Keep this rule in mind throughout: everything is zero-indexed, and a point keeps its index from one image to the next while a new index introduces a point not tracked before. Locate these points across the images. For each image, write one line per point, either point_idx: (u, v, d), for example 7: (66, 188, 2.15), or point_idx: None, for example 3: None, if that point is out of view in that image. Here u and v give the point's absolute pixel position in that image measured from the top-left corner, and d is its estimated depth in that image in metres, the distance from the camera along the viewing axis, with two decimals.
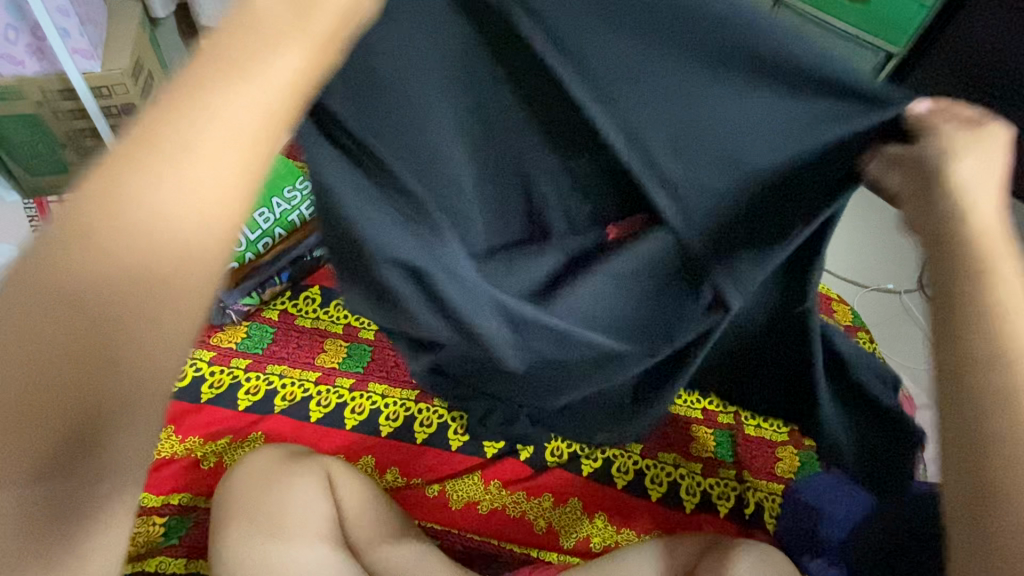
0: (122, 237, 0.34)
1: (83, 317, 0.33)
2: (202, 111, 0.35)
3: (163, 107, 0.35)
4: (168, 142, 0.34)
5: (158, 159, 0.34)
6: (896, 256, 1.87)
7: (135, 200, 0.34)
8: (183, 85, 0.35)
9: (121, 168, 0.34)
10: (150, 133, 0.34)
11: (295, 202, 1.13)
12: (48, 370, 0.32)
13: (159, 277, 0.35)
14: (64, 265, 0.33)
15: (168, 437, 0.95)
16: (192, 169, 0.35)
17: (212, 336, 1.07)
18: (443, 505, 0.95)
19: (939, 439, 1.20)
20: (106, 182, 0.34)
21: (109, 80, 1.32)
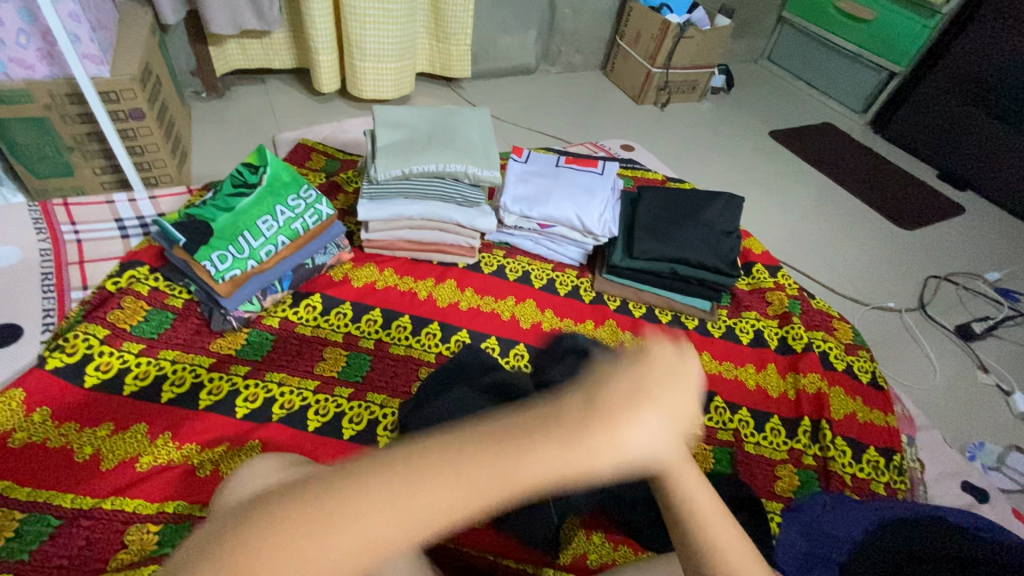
0: (410, 496, 0.40)
1: (364, 544, 0.39)
2: (527, 467, 0.40)
3: (519, 449, 0.41)
4: (474, 472, 0.40)
5: (471, 471, 0.40)
6: (892, 276, 1.90)
7: (344, 511, 0.39)
8: (544, 437, 0.41)
9: (456, 458, 0.41)
10: (492, 458, 0.41)
11: (299, 210, 1.11)
12: (326, 558, 0.38)
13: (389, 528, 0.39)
14: (391, 496, 0.40)
15: (164, 443, 0.93)
16: (477, 491, 0.40)
17: (213, 343, 1.08)
18: None
19: (942, 460, 1.19)
20: (443, 462, 0.40)
21: (117, 84, 1.33)
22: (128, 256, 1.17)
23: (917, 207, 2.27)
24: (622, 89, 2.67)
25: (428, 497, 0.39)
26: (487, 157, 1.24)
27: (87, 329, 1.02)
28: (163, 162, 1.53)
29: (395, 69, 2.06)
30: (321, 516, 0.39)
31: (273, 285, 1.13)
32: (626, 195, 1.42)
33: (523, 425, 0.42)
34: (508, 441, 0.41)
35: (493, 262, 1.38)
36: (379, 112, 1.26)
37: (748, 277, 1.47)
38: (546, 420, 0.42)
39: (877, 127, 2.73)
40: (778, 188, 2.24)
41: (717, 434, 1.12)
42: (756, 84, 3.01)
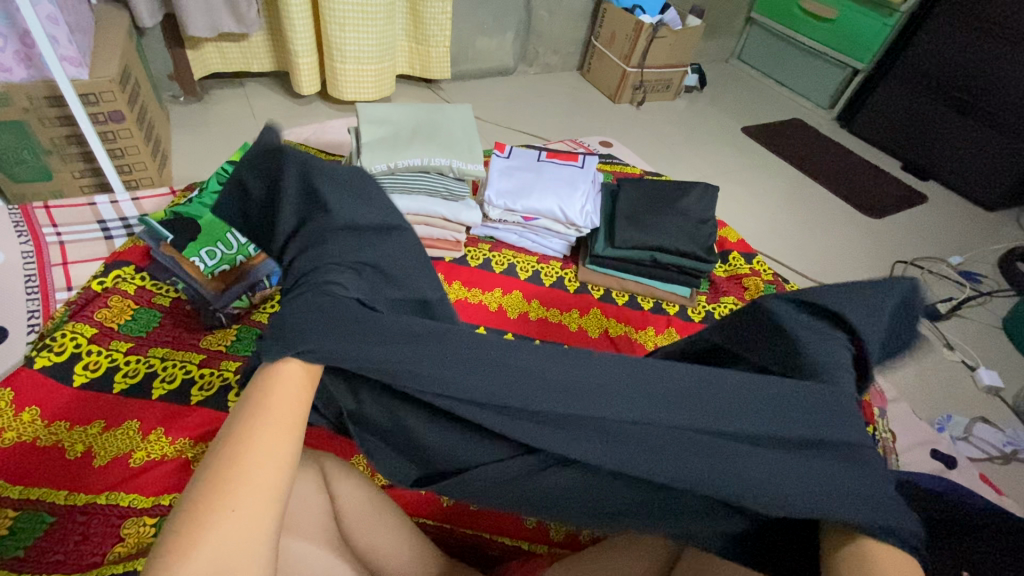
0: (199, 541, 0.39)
1: None
2: (248, 456, 0.43)
3: (239, 445, 0.43)
4: (225, 485, 0.41)
5: (226, 488, 0.41)
6: (862, 262, 1.98)
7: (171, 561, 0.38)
8: (238, 431, 0.44)
9: (206, 488, 0.41)
10: (224, 466, 0.42)
11: None
12: None
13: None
14: (173, 542, 0.39)
15: (156, 439, 0.93)
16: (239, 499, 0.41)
17: (202, 339, 1.08)
18: (434, 501, 0.93)
19: (911, 430, 1.25)
20: (199, 498, 0.40)
21: (96, 86, 1.32)
22: (113, 256, 1.16)
23: (883, 197, 2.37)
24: (599, 89, 2.73)
25: (210, 532, 0.39)
26: (472, 152, 1.27)
27: (74, 328, 1.02)
28: (143, 164, 1.53)
29: (376, 70, 2.08)
30: None
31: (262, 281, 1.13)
32: (607, 187, 1.46)
33: (247, 429, 0.44)
34: (250, 441, 0.43)
35: (478, 255, 1.41)
36: (363, 110, 1.28)
37: (725, 265, 1.52)
38: (248, 423, 0.45)
39: (843, 122, 2.85)
40: (751, 181, 2.32)
41: None
42: (728, 82, 3.10)
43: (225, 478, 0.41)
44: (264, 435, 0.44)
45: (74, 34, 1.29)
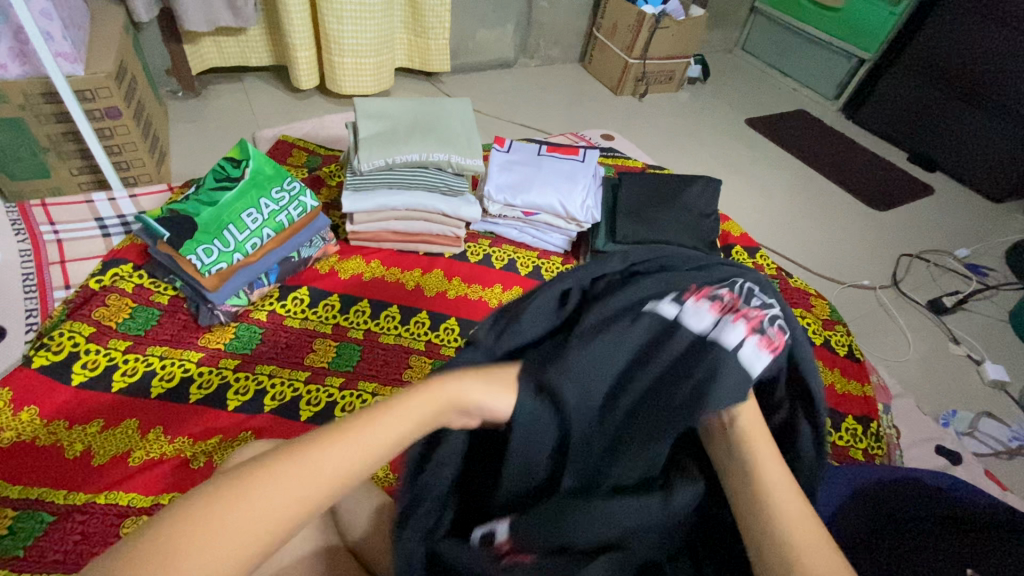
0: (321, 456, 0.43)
1: (283, 487, 0.41)
2: (395, 413, 0.47)
3: (409, 402, 0.49)
4: (366, 422, 0.46)
5: (367, 425, 0.46)
6: (866, 255, 1.96)
7: (292, 459, 0.42)
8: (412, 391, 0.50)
9: (355, 419, 0.46)
10: (383, 410, 0.47)
11: (283, 203, 1.11)
12: (268, 496, 0.40)
13: (294, 490, 0.41)
14: (306, 443, 0.44)
15: (156, 437, 0.93)
16: (366, 446, 0.45)
17: (200, 337, 1.08)
18: None
19: (917, 427, 1.23)
20: (348, 420, 0.46)
21: (92, 83, 1.31)
22: (111, 254, 1.16)
23: (888, 188, 2.35)
24: (600, 81, 2.70)
25: (332, 453, 0.43)
26: (471, 146, 1.25)
27: (72, 327, 1.01)
28: (141, 161, 1.52)
29: (375, 63, 2.06)
30: (239, 491, 0.40)
31: (258, 279, 1.13)
32: (608, 181, 1.45)
33: (410, 397, 0.49)
34: (410, 408, 0.48)
35: (478, 251, 1.40)
36: (360, 104, 1.26)
37: (728, 259, 1.51)
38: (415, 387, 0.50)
39: (848, 112, 2.81)
40: (755, 174, 2.29)
41: None
42: (731, 73, 3.06)
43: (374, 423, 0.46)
44: (414, 403, 0.49)
45: (69, 29, 1.28)
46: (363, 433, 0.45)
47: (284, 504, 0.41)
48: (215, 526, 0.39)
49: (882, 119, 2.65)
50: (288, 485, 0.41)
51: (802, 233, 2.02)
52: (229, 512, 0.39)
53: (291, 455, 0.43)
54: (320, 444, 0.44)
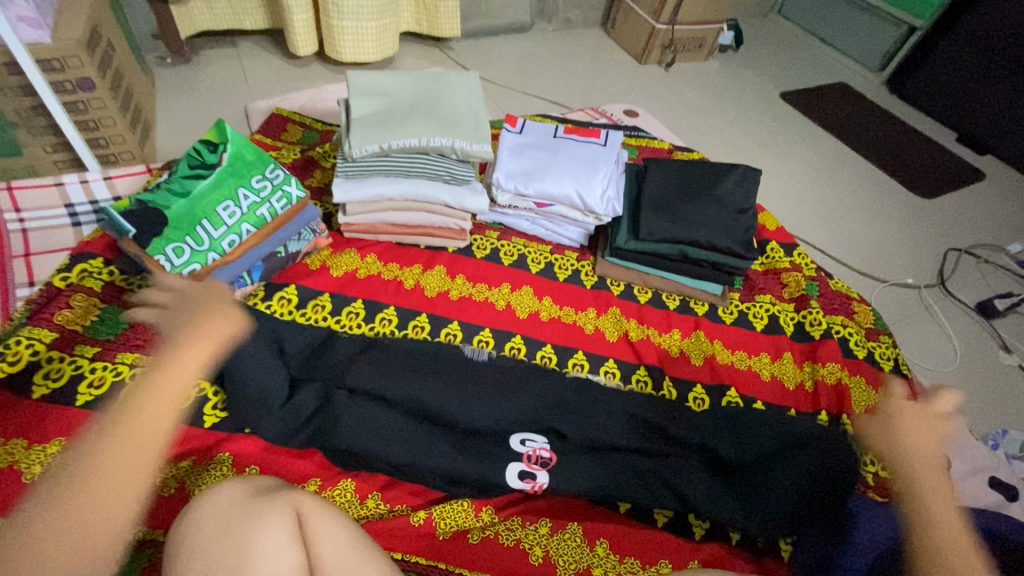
0: (112, 437, 0.59)
1: (103, 467, 0.57)
2: (162, 379, 0.65)
3: (153, 385, 0.64)
4: (133, 403, 0.61)
5: (134, 405, 0.61)
6: (910, 249, 1.79)
7: (96, 453, 0.58)
8: (145, 376, 0.64)
9: (124, 408, 0.61)
10: (148, 396, 0.63)
11: (265, 193, 0.99)
12: (95, 481, 0.56)
13: (106, 473, 0.57)
14: (88, 448, 0.58)
15: None
16: (150, 409, 0.62)
17: None
18: (428, 534, 0.84)
19: (967, 455, 1.11)
20: (114, 412, 0.61)
21: (60, 50, 1.18)
22: (79, 247, 1.05)
23: (936, 173, 2.15)
24: (624, 48, 2.49)
25: (127, 424, 0.60)
26: (477, 129, 1.11)
27: (30, 334, 0.92)
28: (121, 137, 1.39)
29: (378, 28, 1.88)
30: (72, 489, 0.56)
31: (304, 232, 1.10)
32: (632, 168, 1.30)
33: (147, 377, 0.64)
34: (154, 383, 0.64)
35: (485, 244, 1.27)
36: (354, 78, 1.12)
37: (763, 257, 1.36)
38: (153, 373, 0.65)
39: (893, 87, 2.57)
40: (790, 155, 2.11)
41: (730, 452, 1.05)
42: (767, 41, 2.81)
43: (152, 404, 0.62)
44: (161, 374, 0.65)
45: None
46: (140, 412, 0.61)
47: (109, 474, 0.57)
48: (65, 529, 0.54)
49: (932, 95, 2.42)
50: (112, 465, 0.58)
51: (840, 223, 1.85)
52: (82, 493, 0.56)
53: (94, 450, 0.58)
54: (106, 434, 0.59)
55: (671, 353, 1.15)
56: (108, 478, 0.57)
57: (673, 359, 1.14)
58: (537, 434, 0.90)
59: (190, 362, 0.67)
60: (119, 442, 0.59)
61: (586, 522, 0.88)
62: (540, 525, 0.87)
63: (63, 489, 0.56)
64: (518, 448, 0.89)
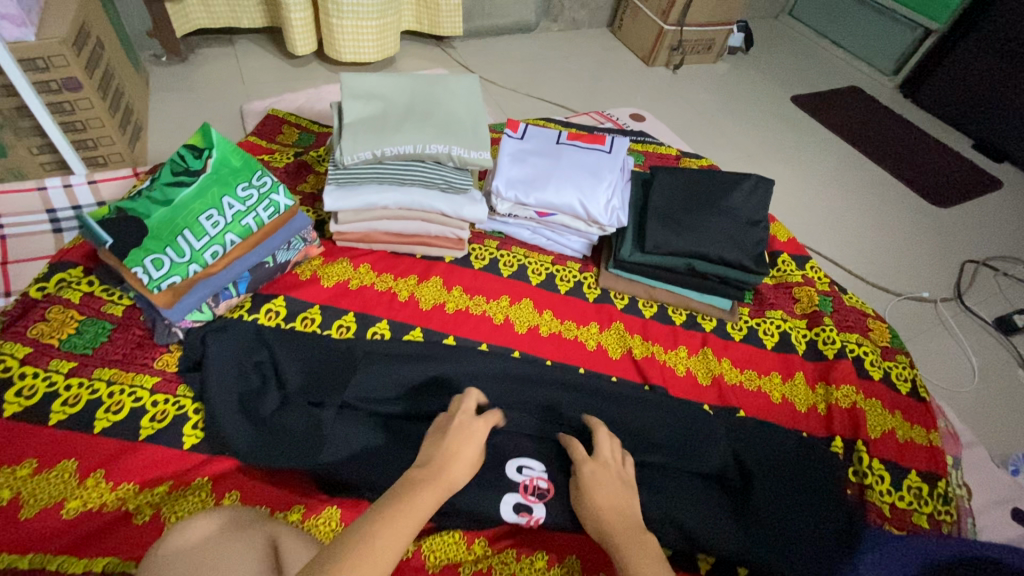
0: (421, 504, 0.63)
1: (386, 522, 0.59)
2: (460, 467, 0.71)
3: (436, 470, 0.69)
4: (413, 485, 0.65)
5: (419, 484, 0.65)
6: (925, 261, 1.73)
7: (390, 513, 0.60)
8: (422, 466, 0.69)
9: (410, 485, 0.65)
10: (424, 475, 0.67)
11: (251, 202, 0.94)
12: (376, 537, 0.56)
13: (385, 529, 0.58)
14: (392, 509, 0.61)
15: (95, 484, 0.79)
16: (420, 487, 0.65)
17: (157, 358, 0.93)
18: (417, 568, 0.79)
19: (989, 485, 1.05)
20: (400, 489, 0.64)
21: (44, 49, 1.13)
22: (58, 256, 1.01)
23: (952, 181, 2.08)
24: (630, 50, 2.43)
25: (401, 496, 0.63)
26: (476, 135, 1.06)
27: (3, 348, 0.87)
28: (110, 139, 1.34)
29: (378, 27, 1.83)
30: (358, 539, 0.56)
31: (294, 242, 1.05)
32: (638, 176, 1.24)
33: (418, 468, 0.69)
34: (436, 469, 0.69)
35: (484, 255, 1.22)
36: (348, 80, 1.07)
37: (774, 270, 1.30)
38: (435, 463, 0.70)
39: (906, 91, 2.51)
40: (800, 161, 2.05)
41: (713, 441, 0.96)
42: (778, 43, 2.75)
43: (419, 481, 0.67)
44: (453, 465, 0.71)
45: None
46: (411, 489, 0.65)
47: (389, 533, 0.58)
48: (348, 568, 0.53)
49: (947, 100, 2.36)
50: (387, 529, 0.58)
51: (852, 232, 1.79)
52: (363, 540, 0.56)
53: (378, 513, 0.60)
54: (389, 509, 0.61)
55: (677, 372, 1.10)
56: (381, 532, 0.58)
57: (679, 378, 1.09)
58: (534, 462, 0.85)
59: (461, 475, 0.71)
60: (404, 506, 0.62)
61: (586, 556, 0.83)
62: (537, 560, 0.81)
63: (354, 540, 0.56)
64: (515, 477, 0.83)
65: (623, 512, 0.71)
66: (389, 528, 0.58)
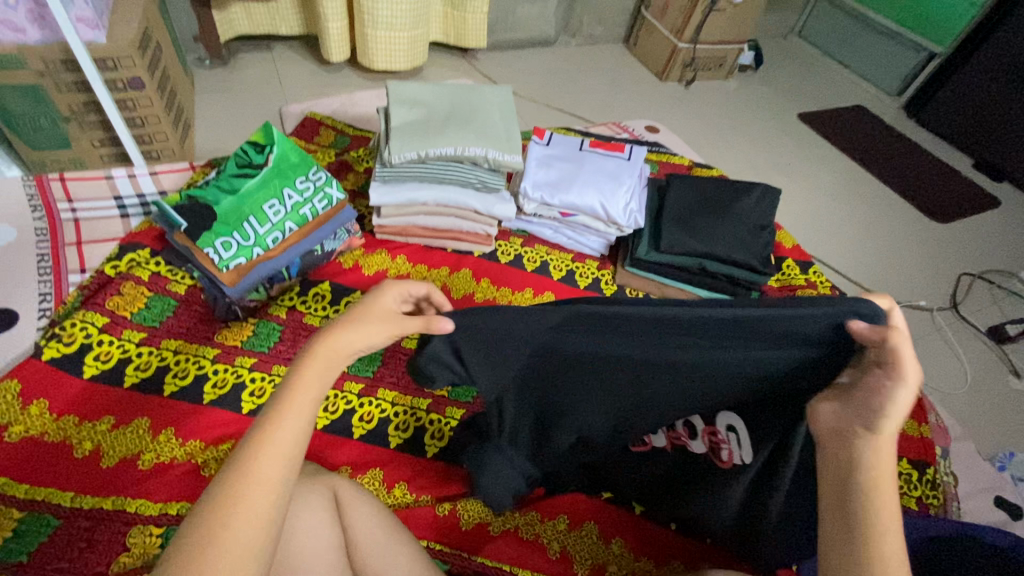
0: (300, 429, 0.51)
1: (266, 467, 0.48)
2: (346, 348, 0.57)
3: (319, 361, 0.55)
4: (291, 396, 0.52)
5: (295, 397, 0.52)
6: (924, 272, 1.82)
7: (261, 447, 0.49)
8: (305, 360, 0.55)
9: (279, 402, 0.52)
10: (312, 375, 0.54)
11: (307, 194, 1.04)
12: (250, 487, 0.47)
13: (261, 479, 0.47)
14: (263, 445, 0.49)
15: (166, 439, 0.89)
16: (303, 396, 0.52)
17: (217, 333, 1.02)
18: (451, 524, 0.88)
19: (974, 475, 1.14)
20: (269, 408, 0.51)
21: (114, 50, 1.24)
22: (128, 238, 1.12)
23: (951, 197, 2.18)
24: (645, 64, 2.54)
25: (285, 417, 0.51)
26: (509, 140, 1.16)
27: (84, 318, 0.97)
28: (165, 135, 1.46)
29: (410, 37, 1.94)
30: (221, 502, 0.46)
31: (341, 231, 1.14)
32: (655, 182, 1.34)
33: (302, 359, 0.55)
34: (324, 359, 0.55)
35: (509, 251, 1.32)
36: (393, 87, 1.17)
37: (779, 274, 1.39)
38: (324, 350, 0.56)
39: (910, 111, 2.61)
40: (805, 174, 2.14)
41: None
42: (785, 62, 2.86)
43: (305, 377, 0.53)
44: (348, 348, 0.57)
45: None
46: (293, 402, 0.52)
47: (272, 475, 0.48)
48: (215, 544, 0.44)
49: (949, 120, 2.45)
50: (261, 473, 0.47)
51: (854, 242, 1.88)
52: (238, 497, 0.46)
53: (251, 447, 0.48)
54: (263, 438, 0.49)
55: None
56: (256, 475, 0.47)
57: None
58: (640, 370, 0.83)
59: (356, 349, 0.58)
60: (274, 435, 0.49)
61: (603, 522, 0.92)
62: (559, 522, 0.90)
63: (223, 503, 0.45)
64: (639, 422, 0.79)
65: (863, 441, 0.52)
66: (269, 459, 0.48)
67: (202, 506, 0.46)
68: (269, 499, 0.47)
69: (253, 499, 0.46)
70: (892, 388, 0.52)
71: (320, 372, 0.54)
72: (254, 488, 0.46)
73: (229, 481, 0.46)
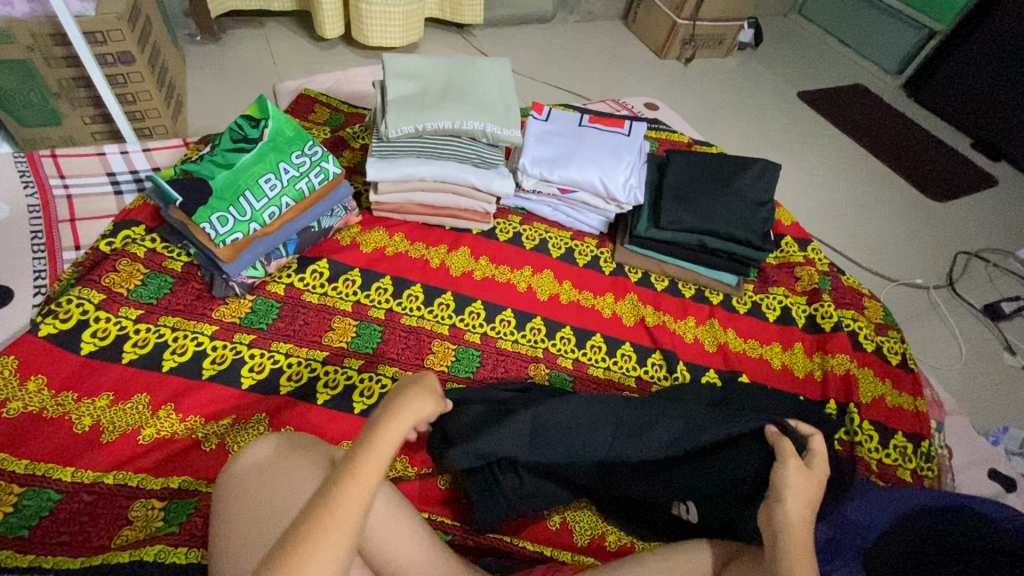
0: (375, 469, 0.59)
1: (343, 500, 0.56)
2: (413, 404, 0.65)
3: (393, 415, 0.63)
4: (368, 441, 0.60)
5: (371, 442, 0.60)
6: (921, 251, 1.82)
7: (343, 483, 0.57)
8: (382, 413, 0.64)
9: (359, 446, 0.60)
10: (386, 425, 0.62)
11: (304, 168, 1.02)
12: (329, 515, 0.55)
13: (338, 508, 0.55)
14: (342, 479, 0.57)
15: (167, 415, 0.89)
16: (376, 442, 0.61)
17: (215, 310, 1.02)
18: (452, 498, 0.90)
19: (968, 447, 1.15)
20: (352, 450, 0.60)
21: (103, 24, 1.21)
22: (122, 215, 1.10)
23: (950, 176, 2.17)
24: (644, 43, 2.51)
25: (364, 459, 0.59)
26: (508, 115, 1.14)
27: (80, 294, 0.96)
28: (157, 111, 1.43)
29: (404, 13, 1.91)
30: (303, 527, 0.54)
31: (337, 209, 1.13)
32: (654, 159, 1.33)
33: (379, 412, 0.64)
34: (396, 414, 0.64)
35: (508, 229, 1.31)
36: (389, 60, 1.15)
37: (777, 251, 1.40)
38: (393, 406, 0.64)
39: (909, 90, 2.59)
40: (804, 153, 2.13)
41: (646, 386, 1.10)
42: (786, 41, 2.82)
43: (381, 427, 0.62)
44: (415, 406, 0.66)
45: None
46: (370, 445, 0.60)
47: (348, 511, 0.55)
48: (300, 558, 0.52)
49: (949, 99, 2.44)
50: (341, 507, 0.55)
51: (852, 221, 1.88)
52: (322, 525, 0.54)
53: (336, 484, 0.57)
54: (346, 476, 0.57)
55: (686, 339, 1.19)
56: (333, 506, 0.55)
57: (687, 344, 1.18)
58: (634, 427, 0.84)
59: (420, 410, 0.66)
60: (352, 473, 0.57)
61: None
62: None
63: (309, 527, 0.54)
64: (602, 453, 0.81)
65: (775, 506, 0.67)
66: (347, 496, 0.56)
67: (287, 543, 0.53)
68: (331, 567, 0.53)
69: (332, 528, 0.54)
70: (780, 468, 0.69)
71: (386, 451, 0.61)
72: (332, 517, 0.54)
73: (310, 525, 0.54)
